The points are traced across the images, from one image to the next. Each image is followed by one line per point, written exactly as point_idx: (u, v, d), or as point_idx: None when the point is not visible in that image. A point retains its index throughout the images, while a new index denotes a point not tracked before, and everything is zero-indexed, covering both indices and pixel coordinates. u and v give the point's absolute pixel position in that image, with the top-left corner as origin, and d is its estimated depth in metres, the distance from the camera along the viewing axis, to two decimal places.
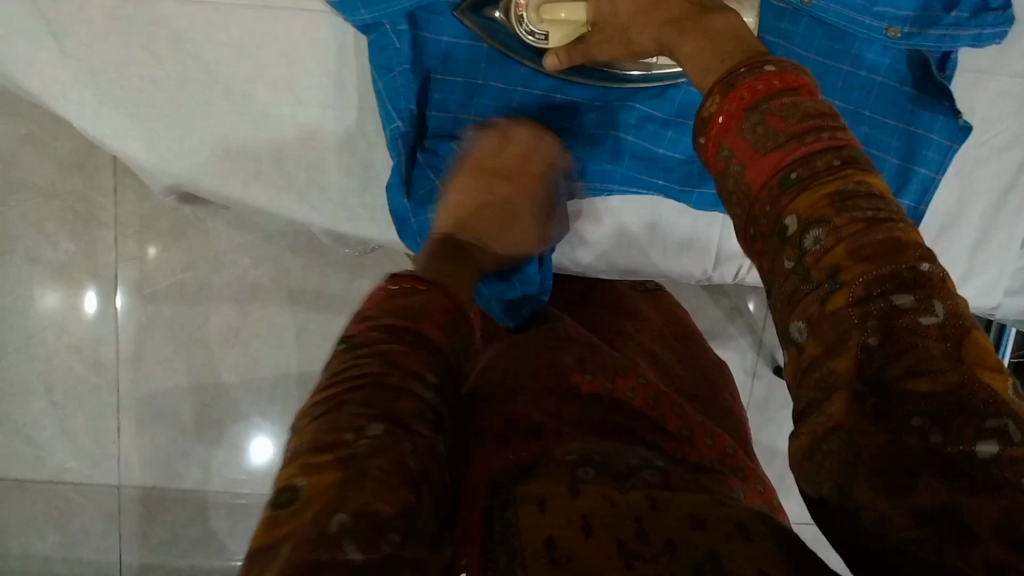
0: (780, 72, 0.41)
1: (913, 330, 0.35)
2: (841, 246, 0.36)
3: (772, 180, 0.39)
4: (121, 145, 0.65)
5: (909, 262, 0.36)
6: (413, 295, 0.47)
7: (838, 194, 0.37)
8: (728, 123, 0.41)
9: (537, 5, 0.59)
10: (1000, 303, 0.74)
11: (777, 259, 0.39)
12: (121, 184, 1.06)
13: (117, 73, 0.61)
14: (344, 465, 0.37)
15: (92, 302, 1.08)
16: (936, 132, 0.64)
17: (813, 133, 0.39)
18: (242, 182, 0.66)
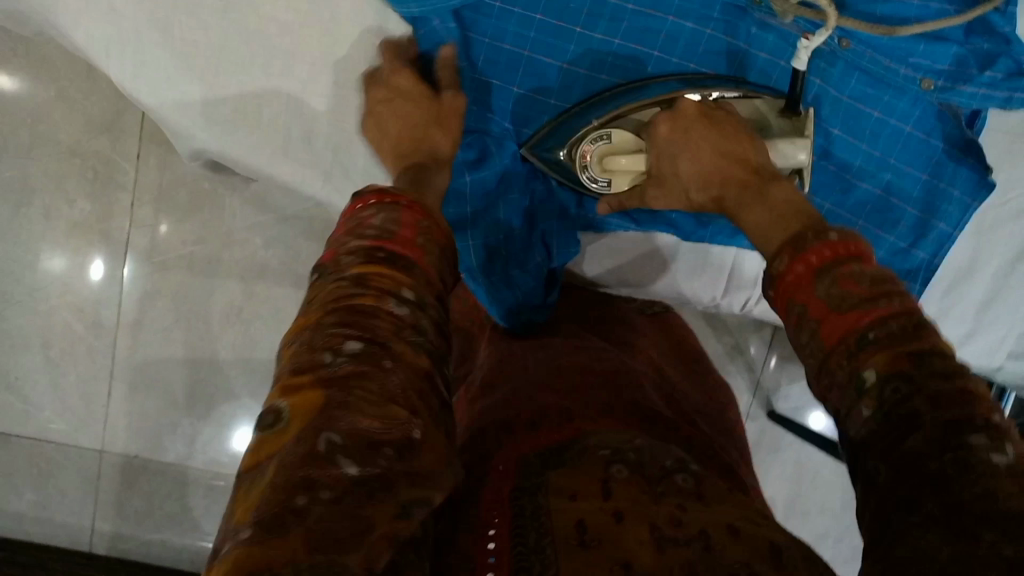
0: (843, 242, 0.44)
1: (989, 465, 0.35)
2: (921, 396, 0.38)
3: (851, 336, 0.41)
4: (154, 105, 0.64)
5: (983, 413, 0.37)
6: (381, 215, 0.45)
7: (917, 356, 0.39)
8: (802, 282, 0.44)
9: (601, 156, 0.62)
10: (1001, 366, 0.74)
11: (852, 407, 0.41)
12: (144, 151, 1.07)
13: (159, 33, 0.61)
14: (326, 384, 0.37)
15: (98, 267, 1.09)
16: (957, 188, 0.65)
17: (885, 297, 0.42)
18: (268, 154, 0.66)
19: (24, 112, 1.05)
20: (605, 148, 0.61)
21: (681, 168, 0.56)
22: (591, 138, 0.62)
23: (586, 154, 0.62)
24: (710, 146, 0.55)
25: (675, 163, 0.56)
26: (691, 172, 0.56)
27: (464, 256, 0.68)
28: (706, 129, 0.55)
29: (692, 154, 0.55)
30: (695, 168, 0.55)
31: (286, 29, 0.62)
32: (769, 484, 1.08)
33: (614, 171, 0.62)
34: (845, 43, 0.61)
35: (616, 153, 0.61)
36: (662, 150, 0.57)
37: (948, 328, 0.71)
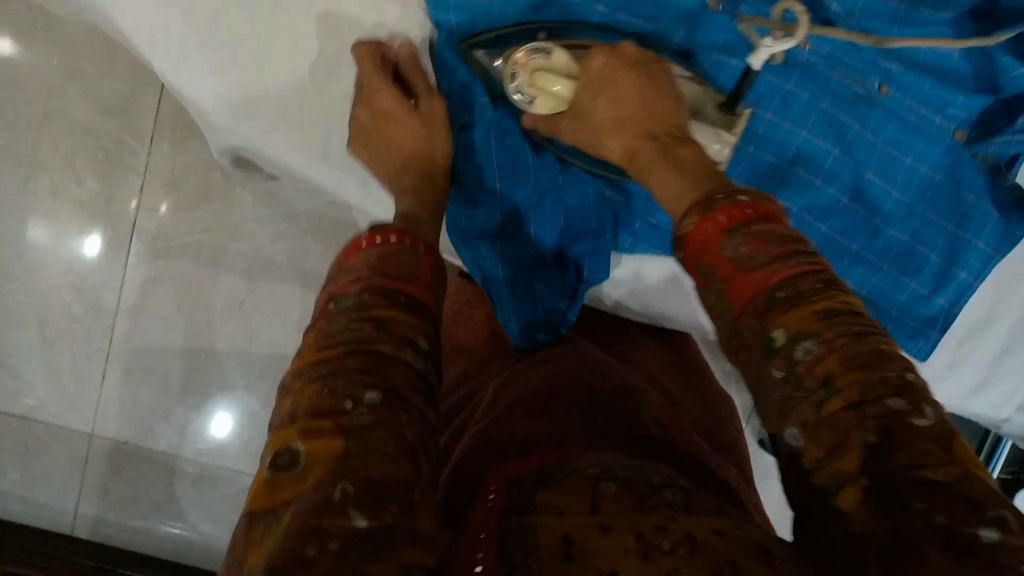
0: (755, 203, 0.45)
1: (908, 427, 0.37)
2: (833, 356, 0.39)
3: (759, 297, 0.42)
4: (193, 97, 0.63)
5: (897, 370, 0.38)
6: (401, 254, 0.47)
7: (827, 313, 0.40)
8: (711, 242, 0.45)
9: (533, 69, 0.58)
10: (1010, 417, 0.74)
11: (763, 368, 0.41)
12: (158, 136, 1.06)
13: (209, 23, 0.61)
14: (345, 433, 0.38)
15: (94, 245, 1.07)
16: (982, 239, 0.66)
17: (793, 255, 0.43)
18: (307, 156, 0.66)
19: (39, 87, 1.04)
20: (541, 63, 0.58)
21: (597, 108, 0.57)
22: (531, 47, 0.58)
23: (520, 60, 0.58)
24: (636, 96, 0.55)
25: (594, 101, 0.57)
26: (607, 114, 0.56)
27: (491, 265, 0.67)
28: (636, 74, 0.56)
29: (615, 95, 0.56)
30: (615, 110, 0.56)
31: (334, 32, 0.62)
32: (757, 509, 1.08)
33: (542, 90, 0.58)
34: (886, 89, 0.63)
35: (550, 72, 0.58)
36: (586, 89, 0.57)
37: (961, 377, 0.72)
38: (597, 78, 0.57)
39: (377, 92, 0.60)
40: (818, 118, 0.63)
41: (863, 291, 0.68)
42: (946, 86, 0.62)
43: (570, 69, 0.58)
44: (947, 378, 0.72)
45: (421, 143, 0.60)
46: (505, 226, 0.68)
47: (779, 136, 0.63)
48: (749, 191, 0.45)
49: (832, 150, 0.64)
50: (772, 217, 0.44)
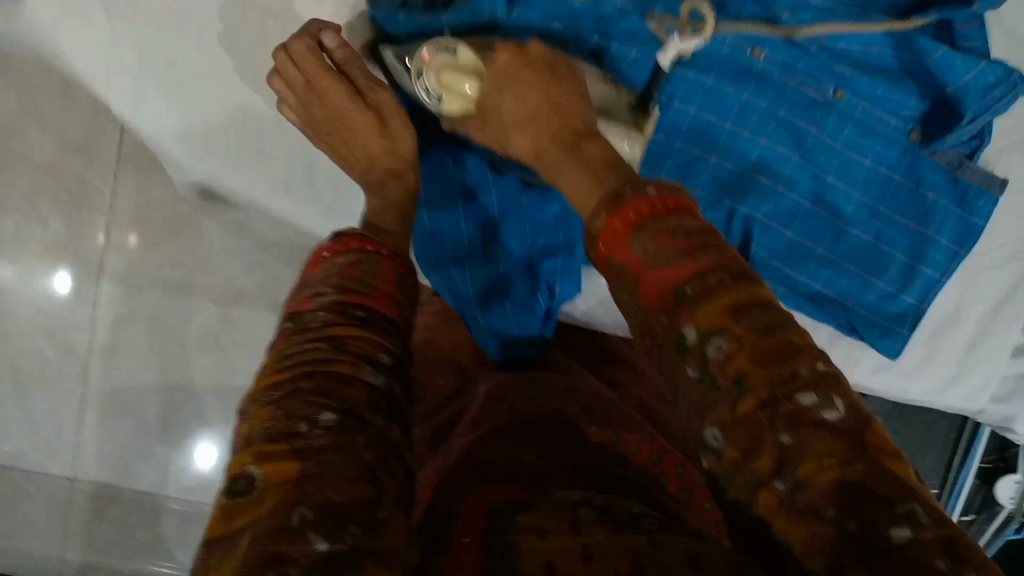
0: (663, 194, 0.42)
1: (819, 426, 0.35)
2: (743, 354, 0.36)
3: (668, 293, 0.39)
4: (154, 139, 0.63)
5: (805, 364, 0.36)
6: (360, 264, 0.46)
7: (733, 308, 0.37)
8: (617, 237, 0.42)
9: (439, 68, 0.55)
10: (983, 409, 0.74)
11: (679, 368, 0.39)
12: (122, 173, 1.01)
13: (164, 66, 0.60)
14: (300, 455, 0.37)
15: (64, 282, 1.02)
16: (945, 236, 0.67)
17: (702, 251, 0.40)
18: (268, 190, 0.67)
19: None
20: (449, 62, 0.56)
21: (503, 103, 0.54)
22: (437, 44, 0.56)
23: (426, 60, 0.56)
24: (541, 89, 0.53)
25: (499, 97, 0.55)
26: (511, 108, 0.54)
27: (461, 284, 0.69)
28: (542, 71, 0.54)
29: (519, 92, 0.53)
30: (520, 106, 0.53)
31: None
32: None
33: (449, 89, 0.56)
34: (841, 93, 0.63)
35: (458, 71, 0.56)
36: (490, 84, 0.55)
37: (934, 371, 0.72)
38: (499, 75, 0.54)
39: (328, 91, 0.57)
40: (777, 126, 0.63)
41: (831, 291, 0.68)
42: (899, 89, 0.63)
43: (477, 69, 0.56)
44: (920, 375, 0.72)
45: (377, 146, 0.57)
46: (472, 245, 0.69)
47: (736, 146, 0.64)
48: (659, 181, 0.42)
49: (791, 157, 0.64)
50: (682, 208, 0.41)
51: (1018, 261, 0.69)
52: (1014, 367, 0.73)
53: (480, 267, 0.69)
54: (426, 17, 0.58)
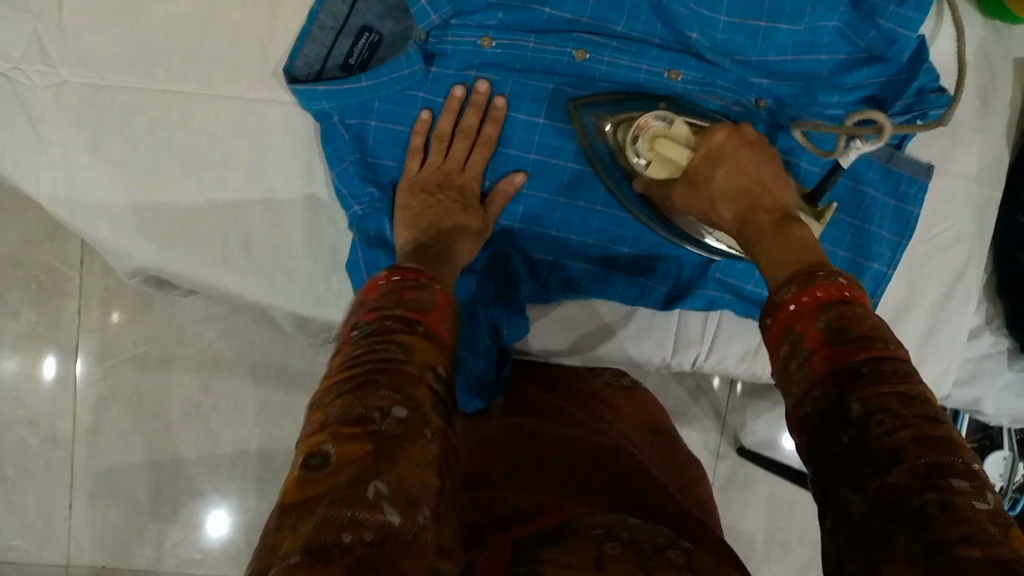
0: (852, 285, 0.43)
1: (971, 509, 0.32)
2: (905, 433, 0.35)
3: (844, 366, 0.38)
4: (92, 228, 0.62)
5: (963, 458, 0.34)
6: (421, 289, 0.46)
7: (903, 397, 0.37)
8: (801, 314, 0.42)
9: (653, 135, 0.58)
10: (950, 394, 0.74)
11: (828, 433, 0.38)
12: (88, 257, 1.01)
13: (90, 157, 0.60)
14: (375, 439, 0.36)
15: (50, 366, 1.01)
16: (886, 227, 0.68)
17: (887, 341, 0.40)
18: (208, 266, 0.63)
19: None
20: (663, 130, 0.58)
21: (715, 176, 0.55)
22: (656, 114, 0.59)
23: (643, 124, 0.59)
24: (756, 173, 0.54)
25: (712, 170, 0.55)
26: (724, 182, 0.54)
27: None
28: (754, 152, 0.56)
29: (734, 167, 0.55)
30: (729, 178, 0.54)
31: (214, 141, 0.61)
32: (746, 520, 1.00)
33: (658, 155, 0.58)
34: (763, 103, 0.64)
35: (670, 139, 0.58)
36: (704, 159, 0.56)
37: None
38: (721, 146, 0.56)
39: (466, 187, 0.61)
40: None
41: None
42: (819, 89, 0.63)
43: (690, 141, 0.58)
44: None
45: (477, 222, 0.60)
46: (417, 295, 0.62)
47: None
48: (850, 275, 0.44)
49: None
50: (857, 298, 0.42)
51: (960, 244, 0.70)
52: (973, 349, 0.74)
53: None
54: (345, 85, 0.59)
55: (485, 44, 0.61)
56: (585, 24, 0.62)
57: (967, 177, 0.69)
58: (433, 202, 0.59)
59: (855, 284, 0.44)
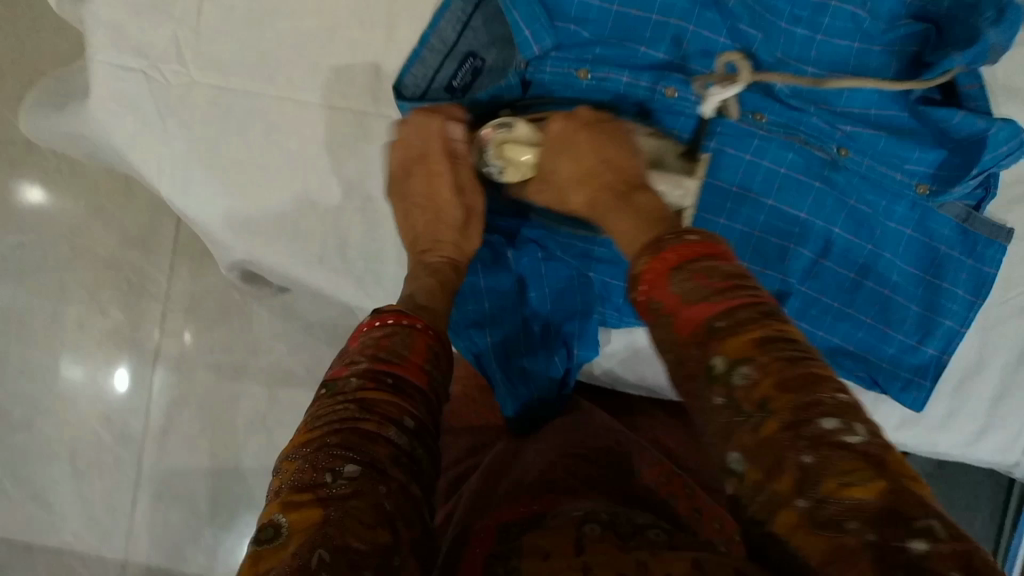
0: (701, 241, 0.49)
1: (845, 448, 0.38)
2: (767, 381, 0.41)
3: (702, 326, 0.45)
4: (203, 218, 0.68)
5: (827, 393, 0.40)
6: (394, 337, 0.48)
7: (763, 338, 0.43)
8: (658, 280, 0.48)
9: (499, 144, 0.61)
10: (1019, 463, 0.73)
11: (707, 395, 0.44)
12: (177, 263, 1.04)
13: (209, 153, 0.66)
14: (324, 503, 0.39)
15: (122, 378, 1.05)
16: (961, 287, 0.68)
17: (731, 292, 0.45)
18: (304, 263, 0.68)
19: (65, 226, 1.02)
20: (506, 135, 0.61)
21: (560, 168, 0.61)
22: (495, 122, 0.61)
23: (486, 138, 0.61)
24: (596, 154, 0.59)
25: (556, 161, 0.61)
26: (570, 171, 0.60)
27: (478, 341, 0.68)
28: (593, 133, 0.59)
29: (574, 154, 0.60)
30: (577, 168, 0.60)
31: (323, 149, 0.66)
32: None
33: (512, 160, 0.61)
34: (844, 151, 0.65)
35: (517, 143, 0.61)
36: (550, 152, 0.61)
37: (961, 426, 0.72)
38: (558, 137, 0.60)
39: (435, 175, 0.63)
40: (761, 180, 0.66)
41: (851, 344, 0.70)
42: (901, 143, 0.65)
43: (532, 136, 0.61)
44: (945, 430, 0.72)
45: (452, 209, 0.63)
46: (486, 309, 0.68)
47: (747, 206, 0.67)
48: (698, 230, 0.50)
49: (799, 216, 0.67)
50: (711, 253, 0.48)
51: None
52: None
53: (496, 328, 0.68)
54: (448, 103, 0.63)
55: (581, 76, 0.64)
56: (677, 66, 0.64)
57: None
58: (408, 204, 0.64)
59: (707, 238, 0.50)
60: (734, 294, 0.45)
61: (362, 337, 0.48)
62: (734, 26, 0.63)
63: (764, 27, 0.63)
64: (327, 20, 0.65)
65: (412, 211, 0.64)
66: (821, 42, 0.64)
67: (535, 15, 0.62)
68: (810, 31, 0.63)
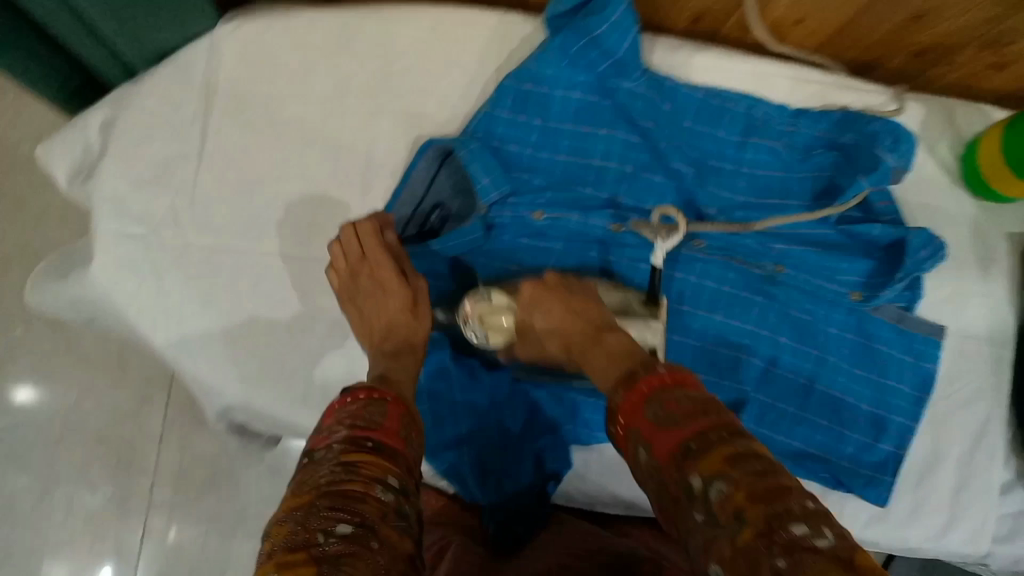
0: (670, 370, 0.50)
1: (814, 553, 0.36)
2: (740, 493, 0.40)
3: (676, 450, 0.45)
4: (193, 368, 0.73)
5: (795, 503, 0.39)
6: (369, 407, 0.51)
7: (733, 457, 0.42)
8: (635, 410, 0.50)
9: (480, 315, 0.66)
10: (989, 551, 0.75)
11: (689, 516, 0.43)
12: (167, 434, 1.03)
13: (200, 307, 0.71)
14: (318, 560, 0.40)
15: None
16: (906, 383, 0.73)
17: (702, 415, 0.46)
18: (290, 404, 0.73)
19: (57, 402, 1.01)
20: (486, 307, 0.66)
21: (536, 323, 0.66)
22: (472, 296, 0.67)
23: (468, 311, 0.66)
24: (569, 306, 0.64)
25: (531, 318, 0.66)
26: (544, 326, 0.65)
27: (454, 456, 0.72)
28: (561, 292, 0.66)
29: (545, 310, 0.65)
30: (548, 321, 0.65)
31: (306, 296, 0.73)
32: None
33: (492, 327, 0.66)
34: (780, 268, 0.72)
35: (495, 312, 0.66)
36: (525, 313, 0.66)
37: (928, 519, 0.75)
38: (528, 299, 0.66)
39: (377, 267, 0.67)
40: (703, 296, 0.72)
41: (812, 448, 0.73)
42: (830, 257, 0.71)
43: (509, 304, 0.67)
44: (913, 524, 0.75)
45: (400, 293, 0.66)
46: (463, 425, 0.72)
47: (697, 322, 0.72)
48: (669, 363, 0.51)
49: (746, 328, 0.72)
50: (684, 382, 0.49)
51: (981, 401, 0.75)
52: (1006, 505, 0.75)
53: (472, 443, 0.72)
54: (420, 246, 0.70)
55: (536, 216, 0.71)
56: (621, 203, 0.73)
57: (977, 337, 0.76)
58: (360, 293, 0.67)
59: (676, 370, 0.51)
60: (703, 413, 0.46)
61: (338, 408, 0.52)
62: (668, 166, 0.72)
63: (693, 164, 0.72)
64: (308, 184, 0.73)
65: (366, 299, 0.67)
66: (745, 175, 0.72)
67: (492, 167, 0.68)
68: (734, 166, 0.72)
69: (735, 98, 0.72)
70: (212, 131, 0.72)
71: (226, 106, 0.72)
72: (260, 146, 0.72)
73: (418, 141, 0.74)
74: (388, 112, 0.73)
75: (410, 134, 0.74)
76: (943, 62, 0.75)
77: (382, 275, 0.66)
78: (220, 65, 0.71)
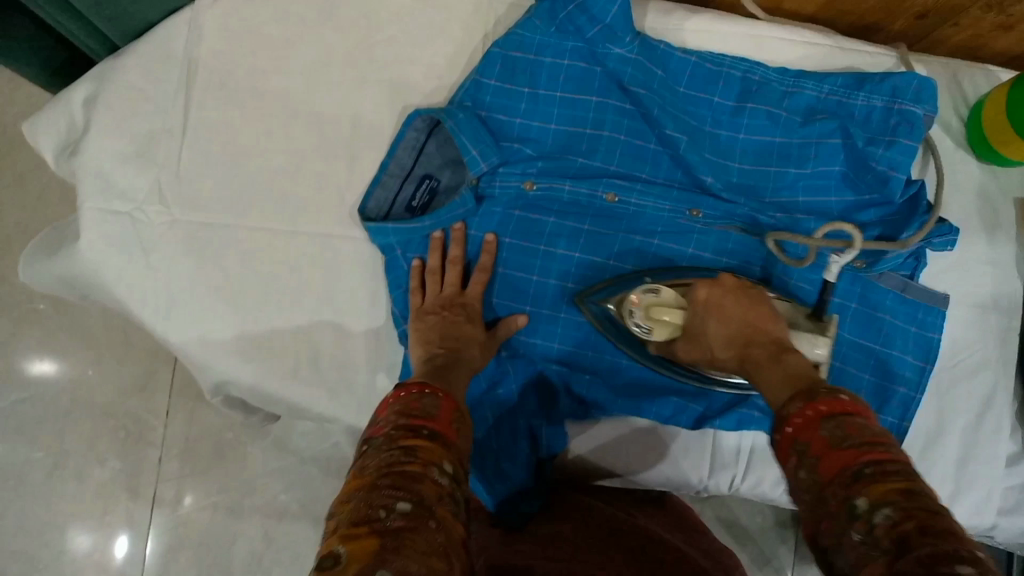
0: (855, 402, 0.44)
1: None
2: (910, 522, 0.36)
3: (848, 469, 0.40)
4: (182, 342, 0.71)
5: (965, 546, 0.34)
6: (424, 400, 0.49)
7: (905, 491, 0.38)
8: (807, 426, 0.44)
9: (647, 305, 0.63)
10: (995, 524, 0.74)
11: (845, 533, 0.39)
12: (173, 407, 1.03)
13: (188, 281, 0.70)
14: (380, 533, 0.38)
15: (121, 544, 1.00)
16: (910, 352, 0.71)
17: (880, 446, 0.41)
18: (281, 378, 0.71)
19: (65, 376, 1.02)
20: (653, 299, 0.63)
21: (709, 329, 0.59)
22: (644, 287, 0.64)
23: (635, 301, 0.64)
24: (742, 315, 0.58)
25: (705, 322, 0.60)
26: (715, 330, 0.59)
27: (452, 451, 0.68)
28: (739, 296, 0.60)
29: (719, 315, 0.59)
30: (723, 325, 0.58)
31: (296, 270, 0.71)
32: None
33: (657, 321, 0.63)
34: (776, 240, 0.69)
35: (663, 306, 0.63)
36: (692, 314, 0.61)
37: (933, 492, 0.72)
38: (704, 301, 0.60)
39: (468, 305, 0.67)
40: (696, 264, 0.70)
41: None
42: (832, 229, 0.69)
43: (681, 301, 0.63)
44: None
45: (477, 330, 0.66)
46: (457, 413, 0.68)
47: None
48: (850, 391, 0.45)
49: None
50: (851, 411, 0.43)
51: (987, 370, 0.73)
52: (1013, 477, 0.73)
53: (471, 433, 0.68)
54: (410, 223, 0.68)
55: (527, 187, 0.70)
56: (614, 173, 0.70)
57: (984, 305, 0.74)
58: (440, 317, 0.65)
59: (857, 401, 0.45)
60: (885, 447, 0.41)
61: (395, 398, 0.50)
62: (661, 134, 0.70)
63: (688, 131, 0.70)
64: (295, 159, 0.72)
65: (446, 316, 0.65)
66: (742, 141, 0.70)
67: (480, 137, 0.67)
68: (730, 134, 0.70)
69: (729, 63, 0.70)
70: (194, 106, 0.71)
71: (208, 80, 0.71)
72: (248, 120, 0.71)
73: (405, 112, 0.73)
74: (373, 83, 0.73)
75: (397, 109, 0.73)
76: (946, 24, 0.73)
77: (471, 314, 0.67)
78: (200, 40, 0.71)
